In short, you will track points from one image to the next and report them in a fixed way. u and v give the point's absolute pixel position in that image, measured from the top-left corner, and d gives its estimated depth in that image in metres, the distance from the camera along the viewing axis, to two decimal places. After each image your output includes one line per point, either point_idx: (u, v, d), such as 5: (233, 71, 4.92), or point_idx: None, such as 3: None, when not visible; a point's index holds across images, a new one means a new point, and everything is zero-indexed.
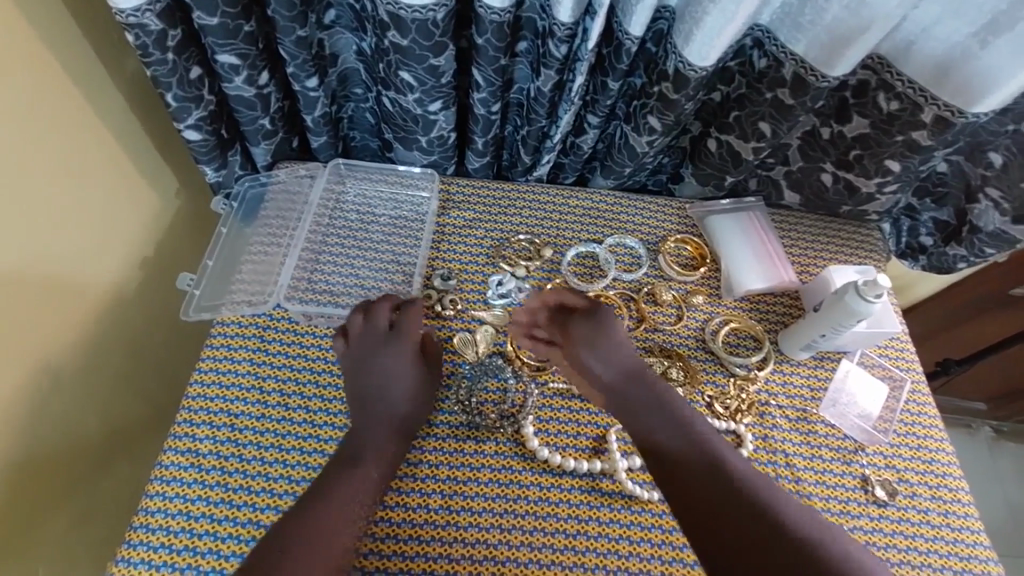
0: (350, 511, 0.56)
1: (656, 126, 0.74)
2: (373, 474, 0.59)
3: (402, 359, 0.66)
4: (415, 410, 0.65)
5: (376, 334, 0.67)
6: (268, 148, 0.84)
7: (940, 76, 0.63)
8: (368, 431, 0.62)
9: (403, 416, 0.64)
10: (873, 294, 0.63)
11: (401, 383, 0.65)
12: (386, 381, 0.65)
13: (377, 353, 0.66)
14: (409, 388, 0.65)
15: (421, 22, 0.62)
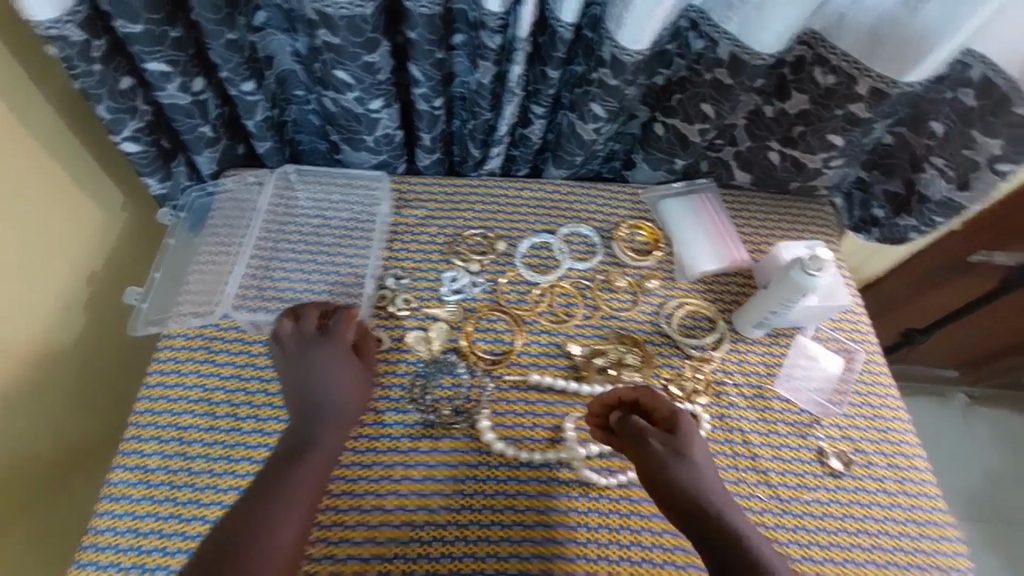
0: (297, 509, 0.55)
1: (600, 114, 0.74)
2: (313, 473, 0.57)
3: (338, 356, 0.64)
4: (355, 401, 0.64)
5: (308, 334, 0.65)
6: (211, 156, 0.82)
7: (873, 47, 0.64)
8: (313, 428, 0.60)
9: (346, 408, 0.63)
10: (815, 269, 0.65)
11: (338, 379, 0.63)
12: (325, 377, 0.63)
13: (309, 351, 0.64)
14: (349, 384, 0.63)
15: (350, 18, 0.61)
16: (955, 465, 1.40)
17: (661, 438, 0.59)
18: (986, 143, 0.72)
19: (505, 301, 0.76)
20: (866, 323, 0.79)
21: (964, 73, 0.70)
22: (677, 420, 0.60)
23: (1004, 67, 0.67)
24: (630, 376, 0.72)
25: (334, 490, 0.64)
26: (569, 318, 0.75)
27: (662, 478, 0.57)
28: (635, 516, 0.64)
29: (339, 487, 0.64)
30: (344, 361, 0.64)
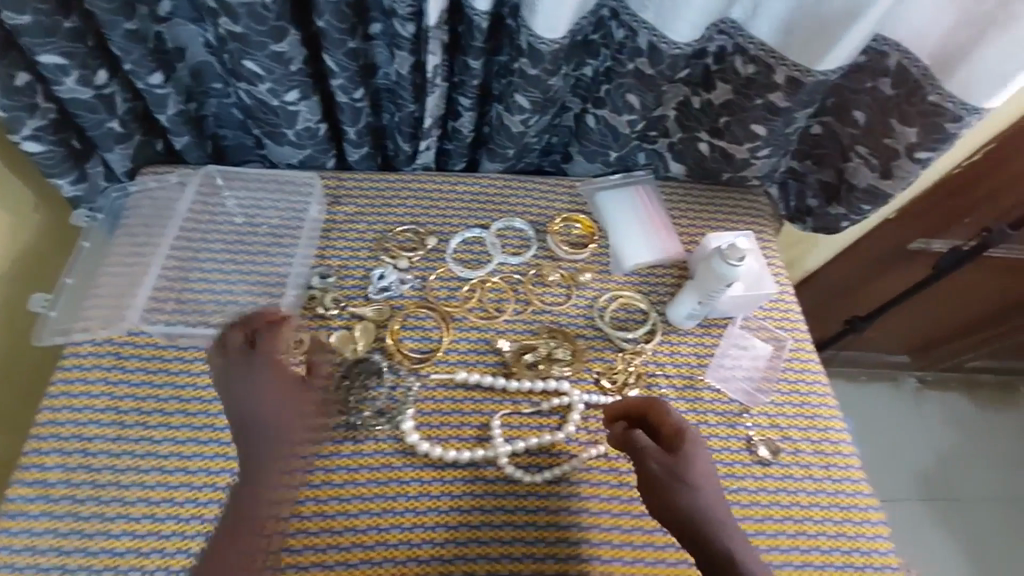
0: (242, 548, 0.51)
1: (525, 104, 0.74)
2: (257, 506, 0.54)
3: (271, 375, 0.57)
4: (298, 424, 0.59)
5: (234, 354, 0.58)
6: (124, 153, 0.77)
7: (786, 36, 0.65)
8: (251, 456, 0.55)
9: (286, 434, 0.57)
10: (735, 257, 0.66)
11: (279, 418, 0.57)
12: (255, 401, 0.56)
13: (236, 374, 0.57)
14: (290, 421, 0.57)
15: (249, 6, 0.59)
16: (904, 446, 1.44)
17: (660, 458, 0.58)
18: (904, 131, 0.72)
19: (435, 298, 0.75)
20: (796, 311, 0.80)
21: (882, 62, 0.71)
22: (679, 439, 0.59)
23: (918, 56, 0.68)
24: (560, 371, 0.71)
25: None
26: (499, 314, 0.74)
27: (661, 498, 0.57)
28: (563, 512, 0.63)
29: None
30: (286, 396, 0.57)
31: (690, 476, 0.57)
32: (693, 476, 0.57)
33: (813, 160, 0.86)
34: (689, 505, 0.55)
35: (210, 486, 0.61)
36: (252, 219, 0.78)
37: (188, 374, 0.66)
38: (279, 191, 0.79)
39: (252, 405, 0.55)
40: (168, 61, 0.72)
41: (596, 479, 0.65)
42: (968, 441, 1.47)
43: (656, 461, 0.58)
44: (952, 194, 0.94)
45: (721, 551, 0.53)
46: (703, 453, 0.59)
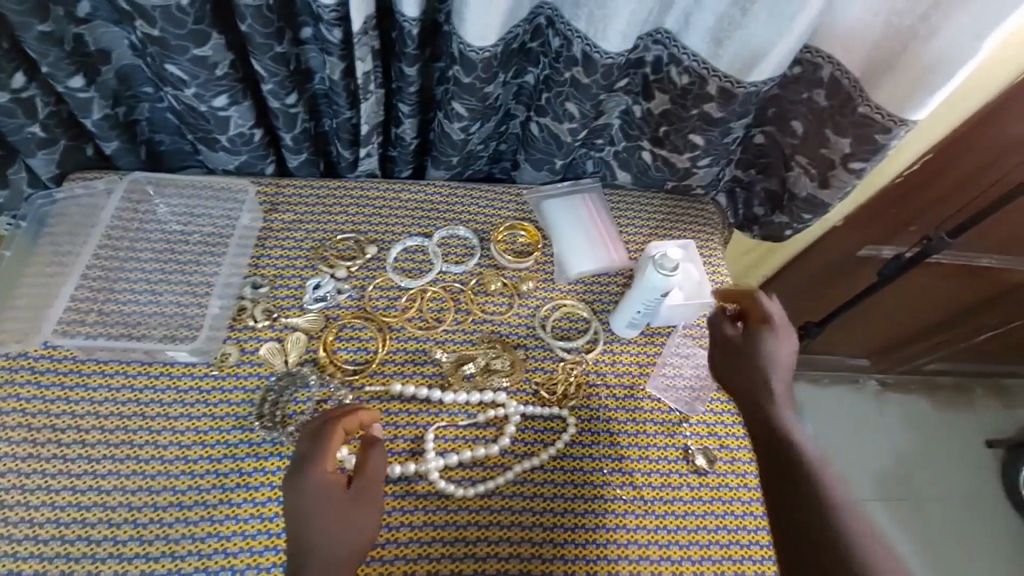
0: None
1: (463, 112, 0.73)
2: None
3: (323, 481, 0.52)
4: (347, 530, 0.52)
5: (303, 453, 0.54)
6: (48, 158, 0.74)
7: (716, 47, 0.65)
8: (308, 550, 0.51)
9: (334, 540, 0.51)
10: (669, 266, 0.65)
11: (336, 538, 0.51)
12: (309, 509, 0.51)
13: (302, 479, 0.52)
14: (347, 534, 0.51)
15: (164, 9, 0.57)
16: (861, 448, 1.46)
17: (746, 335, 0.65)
18: (838, 142, 0.72)
19: (372, 307, 0.73)
20: None
21: (816, 73, 0.71)
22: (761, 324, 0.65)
23: (848, 68, 0.68)
24: (497, 382, 0.70)
25: (165, 519, 0.58)
26: (437, 324, 0.73)
27: (733, 372, 0.64)
28: (495, 527, 0.62)
29: (172, 516, 0.58)
30: (342, 515, 0.52)
31: (762, 356, 0.63)
32: (770, 349, 0.63)
33: (757, 170, 0.87)
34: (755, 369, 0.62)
35: (125, 506, 0.58)
36: (184, 226, 0.76)
37: (107, 389, 0.63)
38: (210, 196, 0.77)
39: (303, 501, 0.52)
40: (92, 64, 0.69)
41: (530, 491, 0.65)
42: (924, 443, 1.49)
43: (738, 337, 0.65)
44: (894, 202, 0.93)
45: (758, 410, 0.60)
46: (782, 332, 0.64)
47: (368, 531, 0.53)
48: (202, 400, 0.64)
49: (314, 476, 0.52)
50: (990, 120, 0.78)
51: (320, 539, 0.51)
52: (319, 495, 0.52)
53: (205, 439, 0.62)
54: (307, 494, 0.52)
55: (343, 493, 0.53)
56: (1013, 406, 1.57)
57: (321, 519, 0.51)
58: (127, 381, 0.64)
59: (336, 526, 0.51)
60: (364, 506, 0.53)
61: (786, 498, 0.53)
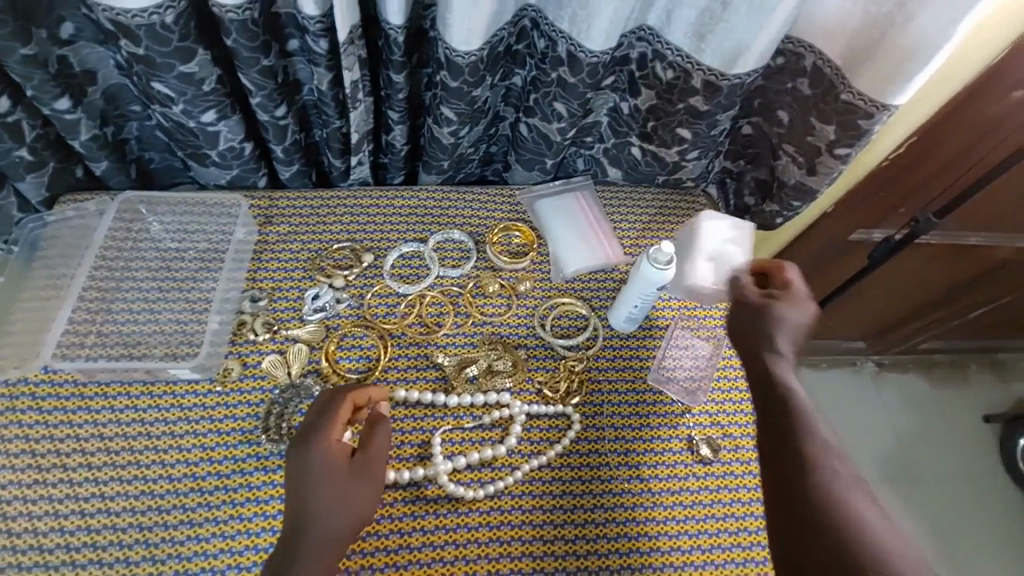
0: None
1: (451, 117, 0.73)
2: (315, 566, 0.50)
3: (325, 450, 0.53)
4: (349, 499, 0.52)
5: (309, 424, 0.55)
6: (38, 182, 0.74)
7: (699, 42, 0.66)
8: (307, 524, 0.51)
9: (335, 508, 0.51)
10: (663, 260, 0.65)
11: (338, 506, 0.51)
12: (307, 480, 0.52)
13: (303, 449, 0.53)
14: (347, 505, 0.52)
15: (149, 27, 0.57)
16: (863, 431, 1.48)
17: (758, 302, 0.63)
18: (824, 129, 0.73)
19: (372, 315, 0.74)
20: None
21: (799, 63, 0.72)
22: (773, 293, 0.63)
23: (829, 56, 0.69)
24: (501, 383, 0.71)
25: (176, 537, 0.58)
26: (438, 328, 0.74)
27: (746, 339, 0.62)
28: (505, 527, 0.63)
29: (183, 534, 0.58)
30: (343, 486, 0.52)
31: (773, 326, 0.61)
32: (783, 317, 0.61)
33: (746, 160, 0.88)
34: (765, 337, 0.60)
35: (135, 526, 0.58)
36: (179, 243, 0.75)
37: (110, 411, 0.63)
38: (204, 212, 0.77)
39: (306, 470, 0.52)
40: (78, 85, 0.68)
41: (539, 489, 0.65)
42: (924, 422, 1.51)
43: (751, 303, 0.63)
44: (881, 186, 0.94)
45: (766, 380, 0.58)
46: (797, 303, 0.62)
47: (366, 506, 0.53)
48: (207, 417, 0.64)
49: (320, 449, 0.53)
50: (971, 102, 0.79)
51: (320, 510, 0.51)
52: (321, 465, 0.52)
53: (211, 455, 0.62)
54: (312, 464, 0.53)
55: (347, 465, 0.54)
56: (1008, 381, 1.60)
57: (322, 490, 0.52)
58: (130, 402, 0.64)
59: (333, 499, 0.51)
60: (363, 482, 0.53)
61: (782, 460, 0.52)
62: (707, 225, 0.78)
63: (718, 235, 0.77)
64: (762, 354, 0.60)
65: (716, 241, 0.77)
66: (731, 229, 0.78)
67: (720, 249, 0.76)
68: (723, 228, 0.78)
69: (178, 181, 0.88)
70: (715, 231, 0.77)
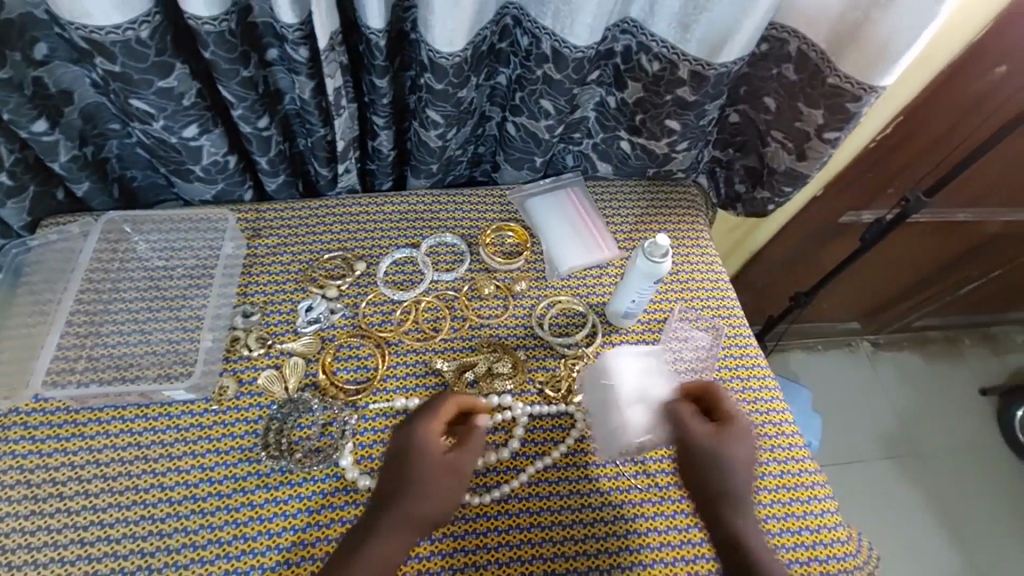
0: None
1: (438, 119, 0.73)
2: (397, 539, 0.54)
3: (427, 439, 0.57)
4: (442, 486, 0.56)
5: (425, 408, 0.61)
6: (19, 207, 0.73)
7: (684, 32, 0.65)
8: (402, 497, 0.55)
9: (430, 491, 0.56)
10: (658, 254, 0.64)
11: (430, 493, 0.56)
12: (409, 458, 0.57)
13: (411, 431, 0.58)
14: (436, 493, 0.56)
15: (124, 44, 0.55)
16: (863, 411, 1.49)
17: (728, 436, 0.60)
18: (812, 113, 0.73)
19: (368, 324, 0.73)
20: (732, 298, 0.82)
21: (783, 48, 0.72)
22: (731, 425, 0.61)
23: (814, 40, 0.68)
24: (501, 386, 0.70)
25: (180, 561, 0.57)
26: (436, 333, 0.73)
27: (695, 475, 0.60)
28: (514, 530, 0.62)
29: (186, 557, 0.57)
30: (437, 477, 0.56)
31: (739, 459, 0.60)
32: (740, 453, 0.60)
33: (735, 148, 0.88)
34: (738, 471, 0.59)
35: (137, 552, 0.57)
36: (167, 261, 0.74)
37: (105, 436, 0.62)
38: (191, 228, 0.76)
39: (411, 454, 0.57)
40: (54, 106, 0.67)
41: (545, 490, 0.65)
42: (922, 399, 1.52)
43: (705, 442, 0.60)
44: (868, 169, 0.94)
45: (719, 521, 0.58)
46: (745, 437, 0.62)
47: (451, 498, 0.57)
48: (205, 437, 0.63)
49: (428, 441, 0.57)
50: (954, 81, 0.79)
51: (413, 493, 0.55)
52: (426, 457, 0.56)
53: (211, 475, 0.61)
54: (415, 445, 0.57)
55: (442, 457, 0.57)
56: (1002, 352, 1.61)
57: (422, 472, 0.56)
58: (125, 426, 0.63)
59: (431, 492, 0.55)
60: (456, 478, 0.57)
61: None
62: (609, 370, 0.66)
63: (626, 374, 0.66)
64: (720, 496, 0.59)
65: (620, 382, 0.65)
66: (638, 360, 0.67)
67: (654, 388, 0.65)
68: (640, 359, 0.67)
69: (163, 198, 0.87)
70: (614, 372, 0.66)
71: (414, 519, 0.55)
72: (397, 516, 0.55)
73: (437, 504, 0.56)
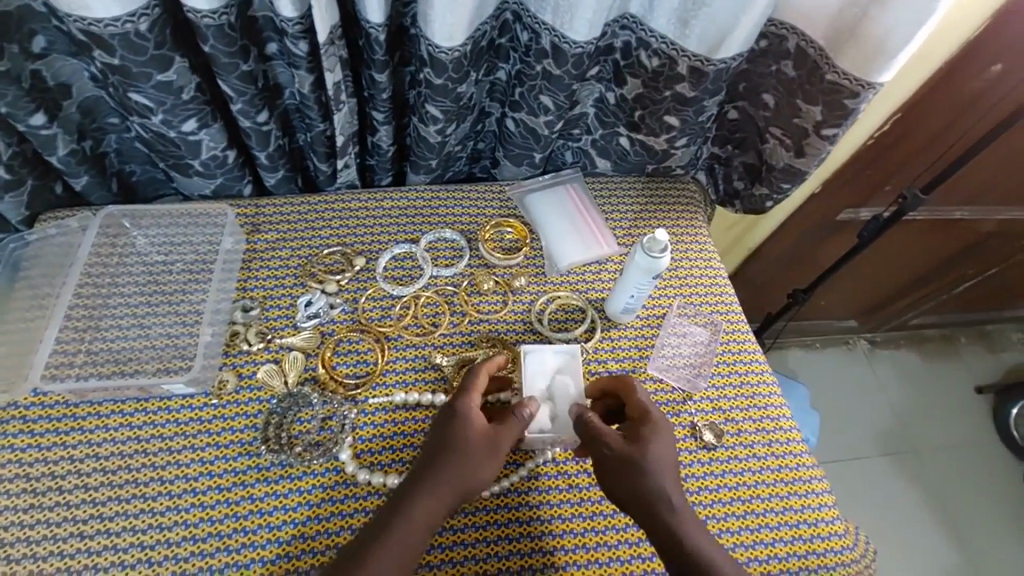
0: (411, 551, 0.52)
1: (438, 114, 0.73)
2: (433, 512, 0.53)
3: (471, 410, 0.58)
4: (482, 457, 0.56)
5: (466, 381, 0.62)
6: (17, 201, 0.72)
7: (683, 28, 0.66)
8: (441, 465, 0.55)
9: (470, 460, 0.55)
10: (657, 250, 0.65)
11: (471, 462, 0.55)
12: (454, 426, 0.57)
13: (454, 402, 0.59)
14: (476, 464, 0.55)
15: (123, 36, 0.55)
16: (859, 408, 1.49)
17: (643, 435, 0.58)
18: (810, 110, 0.73)
19: (367, 319, 0.73)
20: (730, 294, 0.82)
21: (782, 45, 0.72)
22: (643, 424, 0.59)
23: (812, 37, 0.68)
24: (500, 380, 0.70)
25: (179, 554, 0.57)
26: (435, 328, 0.73)
27: (616, 483, 0.56)
28: (514, 524, 0.62)
29: (186, 550, 0.57)
30: (478, 447, 0.56)
31: (653, 455, 0.56)
32: (658, 448, 0.57)
33: (734, 145, 0.88)
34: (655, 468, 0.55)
35: (137, 545, 0.57)
36: (167, 256, 0.74)
37: (105, 429, 0.62)
38: (190, 223, 0.76)
39: (455, 410, 0.58)
40: (52, 99, 0.67)
41: (545, 484, 0.65)
42: (918, 396, 1.53)
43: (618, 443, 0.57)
44: (865, 167, 0.95)
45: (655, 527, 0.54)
46: (664, 430, 0.59)
47: (489, 471, 0.56)
48: (205, 431, 0.63)
49: (472, 397, 0.60)
50: (950, 79, 0.79)
51: (457, 458, 0.55)
52: (473, 413, 0.58)
53: (211, 469, 0.61)
54: (458, 415, 0.58)
55: (485, 429, 0.57)
56: (997, 350, 1.62)
57: (465, 439, 0.56)
58: (124, 420, 0.63)
59: (482, 443, 0.56)
60: (510, 430, 0.58)
61: None
62: (527, 366, 0.68)
63: (542, 370, 0.68)
64: (651, 500, 0.54)
65: (538, 378, 0.67)
66: (553, 358, 0.69)
67: (562, 387, 0.67)
68: (552, 358, 0.69)
69: (162, 193, 0.87)
70: (532, 368, 0.68)
71: (465, 474, 0.55)
72: (435, 484, 0.54)
73: (490, 456, 0.56)
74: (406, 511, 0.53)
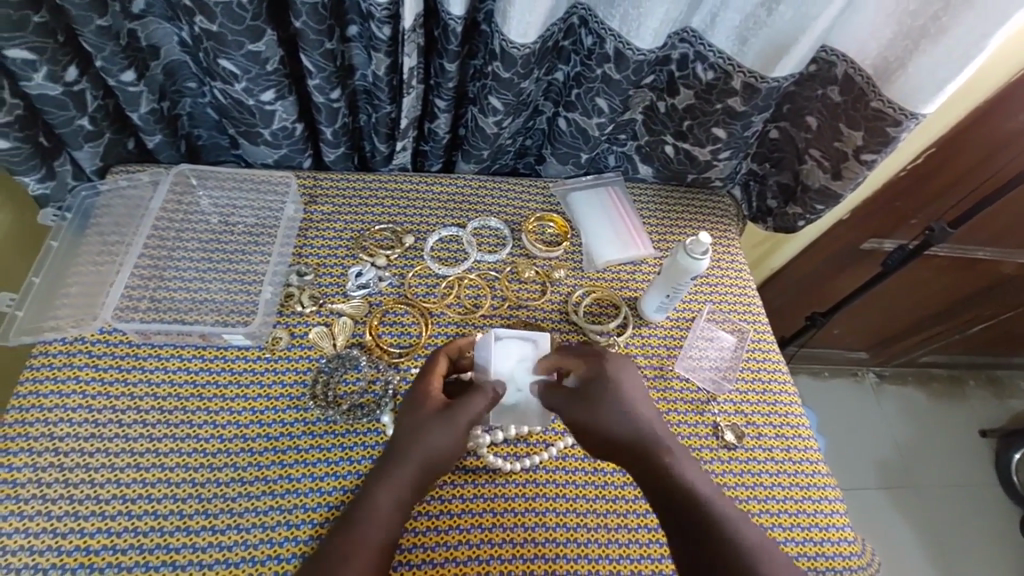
0: (378, 523, 0.54)
1: (498, 107, 0.77)
2: (390, 494, 0.56)
3: (421, 391, 0.61)
4: (431, 435, 0.58)
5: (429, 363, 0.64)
6: (94, 152, 0.77)
7: (742, 46, 0.70)
8: (395, 445, 0.58)
9: (419, 440, 0.58)
10: (699, 252, 0.68)
11: (421, 438, 0.58)
12: (407, 407, 0.61)
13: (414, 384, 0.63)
14: (426, 440, 0.58)
15: (226, 5, 0.59)
16: (863, 437, 1.51)
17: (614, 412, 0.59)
18: (851, 134, 0.76)
19: (413, 294, 0.76)
20: (756, 304, 0.85)
21: (831, 71, 0.75)
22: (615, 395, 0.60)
23: (861, 65, 0.71)
24: None
25: (226, 494, 0.60)
26: (476, 310, 0.76)
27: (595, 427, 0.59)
28: (539, 499, 0.65)
29: (234, 491, 0.60)
30: (428, 424, 0.58)
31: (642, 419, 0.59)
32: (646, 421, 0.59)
33: (772, 163, 0.91)
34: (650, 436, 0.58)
35: (189, 482, 0.60)
36: (228, 218, 0.78)
37: (164, 371, 0.66)
38: (252, 189, 0.80)
39: (415, 392, 0.61)
40: (143, 59, 0.71)
41: (571, 466, 0.68)
42: (923, 431, 1.55)
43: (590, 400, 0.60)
44: (896, 197, 0.98)
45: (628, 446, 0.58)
46: (633, 373, 0.63)
47: (442, 446, 0.58)
48: (257, 382, 0.66)
49: (431, 378, 0.62)
50: (992, 115, 0.82)
51: (405, 437, 0.58)
52: (431, 394, 0.61)
53: (261, 418, 0.64)
54: (411, 397, 0.61)
55: (435, 406, 0.59)
56: (1005, 396, 1.64)
57: (412, 420, 0.59)
58: (182, 364, 0.66)
59: (437, 417, 0.58)
60: (467, 400, 0.59)
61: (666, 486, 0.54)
62: (493, 350, 0.65)
63: (510, 356, 0.65)
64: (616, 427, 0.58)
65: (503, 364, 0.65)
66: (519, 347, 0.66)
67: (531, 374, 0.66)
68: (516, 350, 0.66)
69: (223, 159, 0.92)
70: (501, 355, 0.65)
71: (423, 445, 0.57)
72: (390, 467, 0.57)
73: (448, 430, 0.58)
74: (371, 494, 0.56)
